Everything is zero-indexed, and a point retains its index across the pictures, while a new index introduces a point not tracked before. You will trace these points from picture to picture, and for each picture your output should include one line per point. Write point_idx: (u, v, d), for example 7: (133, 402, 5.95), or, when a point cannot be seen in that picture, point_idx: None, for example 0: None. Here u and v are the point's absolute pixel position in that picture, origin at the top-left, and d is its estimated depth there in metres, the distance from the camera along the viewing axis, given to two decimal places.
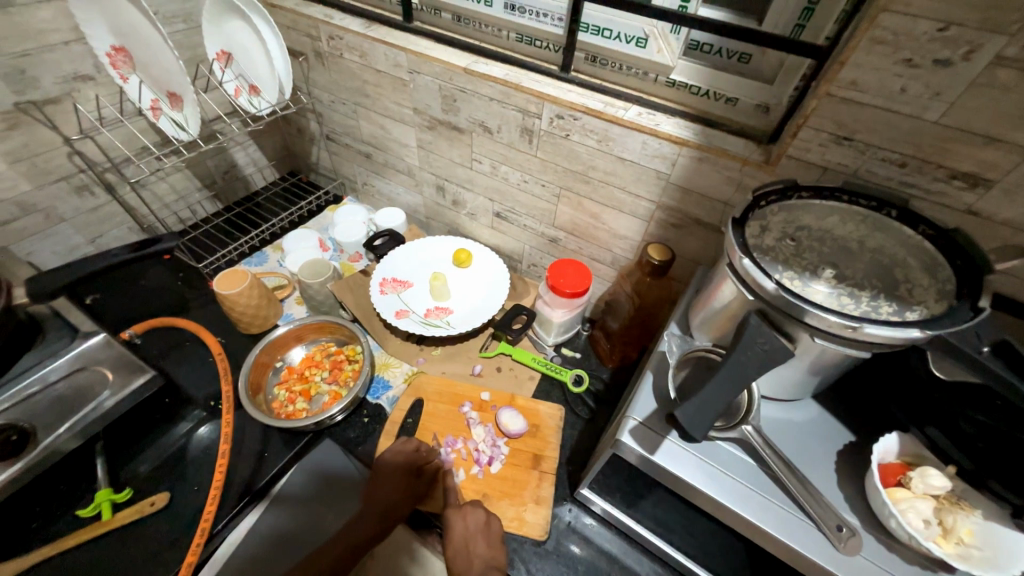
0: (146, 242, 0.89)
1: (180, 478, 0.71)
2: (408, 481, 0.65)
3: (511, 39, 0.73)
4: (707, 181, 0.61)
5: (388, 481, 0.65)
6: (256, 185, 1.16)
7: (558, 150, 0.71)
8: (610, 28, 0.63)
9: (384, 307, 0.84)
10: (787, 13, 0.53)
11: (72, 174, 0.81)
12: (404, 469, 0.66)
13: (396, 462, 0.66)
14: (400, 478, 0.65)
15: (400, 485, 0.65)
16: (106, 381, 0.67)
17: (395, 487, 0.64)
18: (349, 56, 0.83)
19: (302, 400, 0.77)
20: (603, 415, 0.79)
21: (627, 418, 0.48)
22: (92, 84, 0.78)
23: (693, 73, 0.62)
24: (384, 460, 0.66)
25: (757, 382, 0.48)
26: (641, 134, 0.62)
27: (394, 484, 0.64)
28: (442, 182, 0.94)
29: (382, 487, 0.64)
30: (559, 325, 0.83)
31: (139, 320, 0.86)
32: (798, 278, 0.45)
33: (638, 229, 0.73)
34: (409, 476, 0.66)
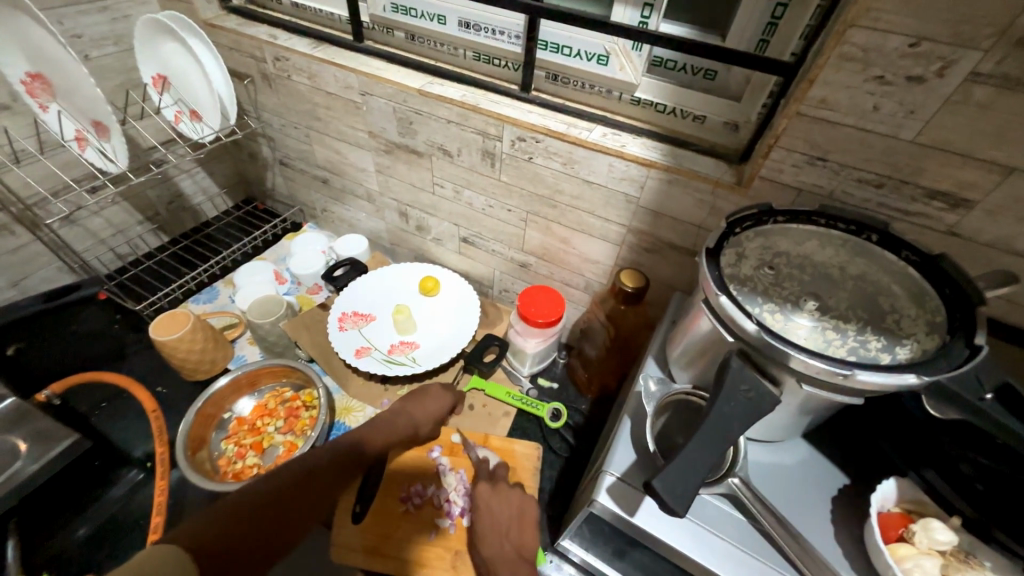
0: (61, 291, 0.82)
1: (110, 556, 0.63)
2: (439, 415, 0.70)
3: (468, 58, 0.69)
4: (678, 204, 0.58)
5: (425, 411, 0.69)
6: (207, 215, 1.08)
7: (522, 174, 0.67)
8: (569, 46, 0.60)
9: (343, 345, 0.78)
10: (750, 28, 0.51)
11: None
12: (448, 400, 0.72)
13: (441, 396, 0.72)
14: (435, 407, 0.70)
15: (430, 418, 0.69)
16: (17, 452, 0.60)
17: (427, 415, 0.68)
18: (297, 77, 0.78)
19: (252, 455, 0.70)
20: (584, 450, 0.74)
21: (603, 473, 0.43)
22: (5, 114, 0.70)
23: (659, 91, 0.59)
24: (426, 394, 0.71)
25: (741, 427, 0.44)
26: (606, 156, 0.58)
27: (429, 413, 0.69)
28: (404, 208, 0.89)
29: (415, 421, 0.67)
30: (534, 356, 0.78)
31: (62, 377, 0.76)
32: (780, 311, 0.41)
33: (610, 254, 0.70)
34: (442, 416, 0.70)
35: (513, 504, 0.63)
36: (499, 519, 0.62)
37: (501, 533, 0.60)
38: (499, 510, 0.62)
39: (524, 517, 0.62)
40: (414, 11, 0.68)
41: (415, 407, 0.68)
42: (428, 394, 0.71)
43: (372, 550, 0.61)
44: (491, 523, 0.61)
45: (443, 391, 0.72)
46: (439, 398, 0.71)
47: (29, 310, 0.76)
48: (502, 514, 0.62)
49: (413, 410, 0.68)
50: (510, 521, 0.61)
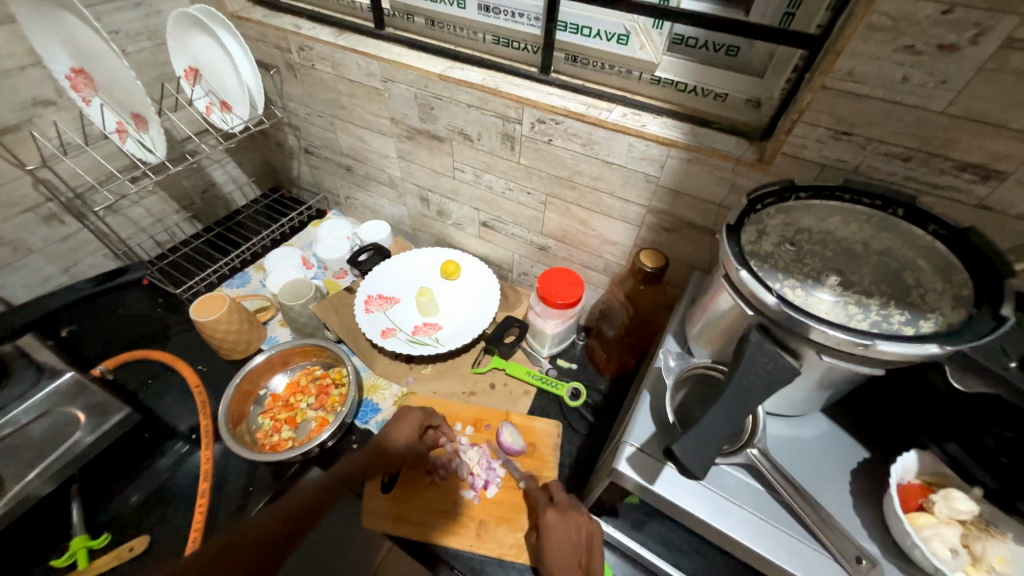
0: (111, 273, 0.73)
1: (161, 520, 0.68)
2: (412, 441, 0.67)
3: (487, 42, 0.70)
4: (699, 183, 0.58)
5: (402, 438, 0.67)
6: (237, 203, 1.12)
7: (541, 156, 0.68)
8: (589, 26, 0.60)
9: (369, 326, 0.81)
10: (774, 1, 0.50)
11: (39, 204, 0.78)
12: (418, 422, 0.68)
13: (413, 416, 0.69)
14: (408, 432, 0.67)
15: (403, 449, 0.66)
16: (78, 422, 0.65)
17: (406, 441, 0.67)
18: (321, 66, 0.80)
19: (287, 430, 0.74)
20: (603, 429, 0.76)
21: (624, 444, 0.45)
22: (53, 109, 0.75)
23: (679, 69, 0.58)
24: (394, 424, 0.67)
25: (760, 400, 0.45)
26: (627, 136, 0.58)
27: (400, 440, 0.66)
28: (426, 193, 0.91)
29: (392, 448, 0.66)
30: (553, 337, 0.80)
31: (113, 355, 0.82)
32: (801, 286, 0.42)
33: (629, 235, 0.70)
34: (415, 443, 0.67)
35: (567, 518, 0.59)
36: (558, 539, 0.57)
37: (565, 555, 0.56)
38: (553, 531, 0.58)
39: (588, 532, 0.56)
40: None
41: (388, 440, 0.66)
42: (401, 418, 0.68)
43: (400, 518, 0.64)
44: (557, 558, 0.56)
45: (410, 412, 0.69)
46: (413, 421, 0.68)
47: (77, 293, 0.68)
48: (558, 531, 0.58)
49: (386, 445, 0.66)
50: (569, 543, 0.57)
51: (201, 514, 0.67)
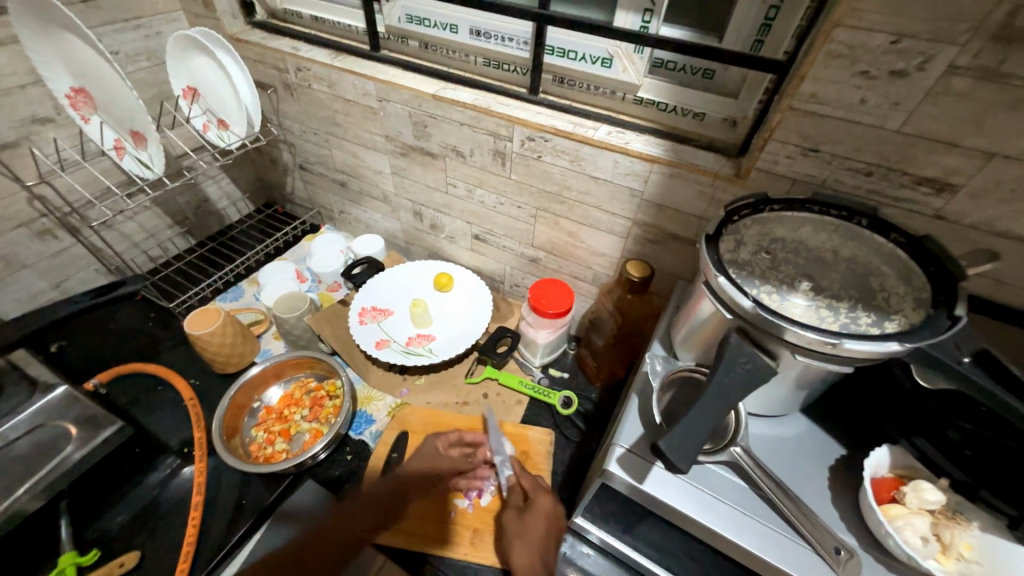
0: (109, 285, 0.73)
1: (151, 535, 0.67)
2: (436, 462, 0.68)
3: (478, 64, 0.74)
4: (681, 196, 0.61)
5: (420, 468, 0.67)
6: (231, 219, 1.14)
7: (531, 172, 0.71)
8: (575, 50, 0.64)
9: (363, 338, 0.82)
10: (745, 29, 0.55)
11: (33, 219, 0.79)
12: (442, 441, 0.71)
13: (436, 441, 0.71)
14: (432, 453, 0.69)
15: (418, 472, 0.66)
16: (70, 436, 0.65)
17: (425, 470, 0.67)
18: (317, 86, 0.83)
19: (281, 442, 0.74)
20: (594, 436, 0.77)
21: (613, 445, 0.47)
22: (51, 127, 0.77)
23: (660, 91, 0.62)
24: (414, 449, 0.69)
25: (742, 400, 0.47)
26: (612, 153, 0.62)
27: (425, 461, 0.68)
28: (419, 208, 0.93)
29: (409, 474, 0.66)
30: (545, 346, 0.82)
31: (105, 368, 0.81)
32: (776, 292, 0.44)
33: (616, 246, 0.73)
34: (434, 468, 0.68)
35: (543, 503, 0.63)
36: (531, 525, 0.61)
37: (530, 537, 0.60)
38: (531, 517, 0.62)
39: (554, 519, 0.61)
40: (427, 21, 0.72)
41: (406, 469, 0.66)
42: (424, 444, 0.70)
43: (409, 535, 0.64)
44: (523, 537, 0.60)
45: (438, 440, 0.71)
46: (433, 451, 0.69)
47: (72, 307, 0.67)
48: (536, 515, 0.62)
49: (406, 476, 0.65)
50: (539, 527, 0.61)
51: (193, 528, 0.66)
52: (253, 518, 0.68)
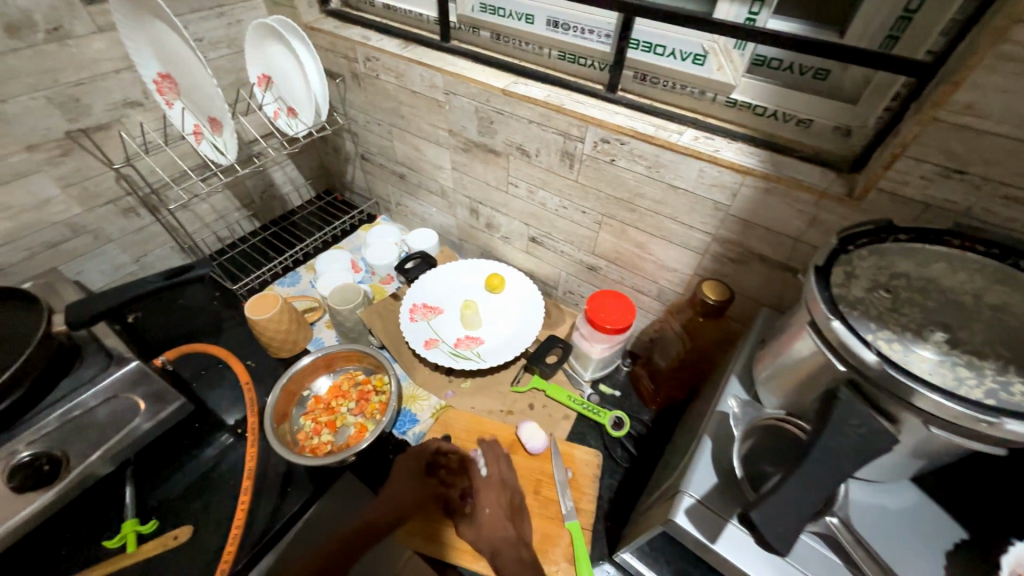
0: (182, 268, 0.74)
1: (203, 510, 0.70)
2: (422, 479, 0.67)
3: (553, 57, 0.70)
4: (775, 214, 0.54)
5: (414, 478, 0.67)
6: (293, 204, 1.17)
7: (601, 176, 0.66)
8: (663, 44, 0.58)
9: (413, 336, 0.81)
10: (875, 22, 0.47)
11: (119, 197, 0.84)
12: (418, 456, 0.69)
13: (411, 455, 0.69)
14: (412, 469, 0.68)
15: (412, 483, 0.67)
16: (137, 409, 0.65)
17: (416, 479, 0.67)
18: (385, 77, 0.81)
19: (326, 432, 0.74)
20: (646, 463, 0.72)
21: (682, 493, 0.42)
22: (139, 111, 0.81)
23: (760, 92, 0.56)
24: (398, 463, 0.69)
25: (860, 470, 0.40)
26: (698, 161, 0.56)
27: (406, 480, 0.68)
28: (476, 205, 0.90)
29: (402, 489, 0.67)
30: (598, 361, 0.77)
31: (172, 343, 0.86)
32: (899, 340, 0.37)
33: (689, 262, 0.66)
34: (425, 473, 0.68)
35: (496, 491, 0.67)
36: (492, 512, 0.65)
37: (502, 527, 0.63)
38: (488, 506, 0.65)
39: (513, 499, 0.66)
40: (502, 11, 0.69)
41: (394, 483, 0.68)
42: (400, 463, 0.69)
43: (431, 536, 0.62)
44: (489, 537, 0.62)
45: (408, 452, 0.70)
46: (421, 457, 0.69)
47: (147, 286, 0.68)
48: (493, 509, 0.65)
49: (395, 493, 0.67)
50: (501, 513, 0.65)
51: (243, 513, 0.68)
52: (309, 497, 0.72)
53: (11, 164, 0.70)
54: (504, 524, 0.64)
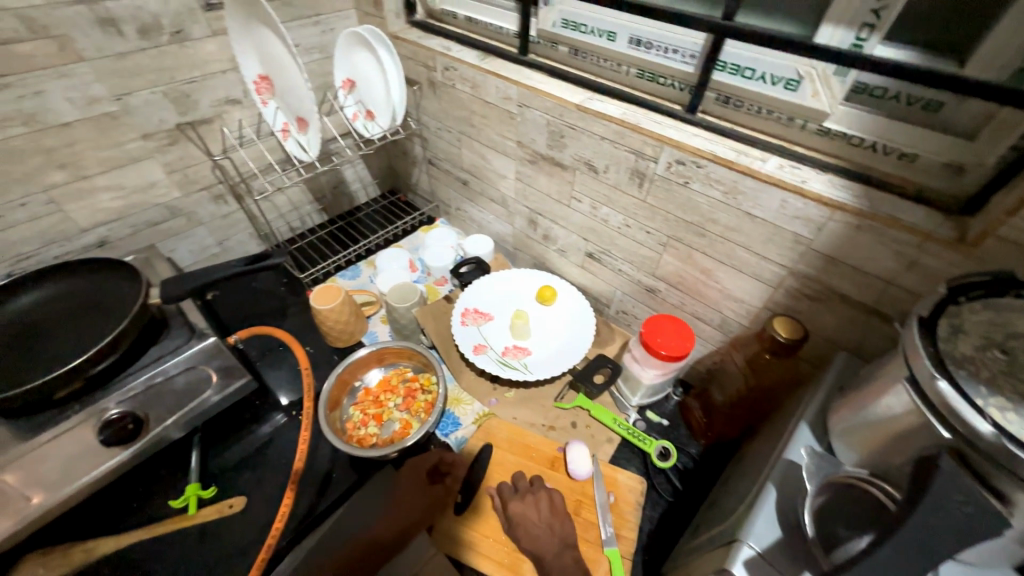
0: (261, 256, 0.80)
1: (256, 483, 0.75)
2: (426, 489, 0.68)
3: (630, 75, 0.69)
4: (865, 253, 0.50)
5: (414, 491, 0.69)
6: (359, 201, 1.23)
7: (671, 198, 0.64)
8: (752, 68, 0.56)
9: (463, 340, 0.82)
10: (996, 62, 0.43)
11: (212, 184, 0.92)
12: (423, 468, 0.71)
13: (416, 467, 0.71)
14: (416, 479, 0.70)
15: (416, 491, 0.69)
16: (210, 381, 0.72)
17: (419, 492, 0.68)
18: (461, 86, 0.84)
19: (373, 426, 0.76)
20: (691, 500, 0.69)
21: (740, 542, 0.39)
22: (238, 108, 0.89)
23: (859, 121, 0.52)
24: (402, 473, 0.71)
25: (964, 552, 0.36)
26: (781, 191, 0.53)
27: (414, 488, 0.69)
28: (535, 216, 0.91)
29: (406, 502, 0.68)
30: (648, 387, 0.74)
31: (242, 323, 0.92)
32: (1016, 410, 0.31)
33: (758, 294, 0.63)
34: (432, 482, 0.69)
35: (535, 496, 0.64)
36: (533, 516, 0.62)
37: (544, 532, 0.60)
38: (529, 510, 0.62)
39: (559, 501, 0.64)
40: (584, 27, 0.70)
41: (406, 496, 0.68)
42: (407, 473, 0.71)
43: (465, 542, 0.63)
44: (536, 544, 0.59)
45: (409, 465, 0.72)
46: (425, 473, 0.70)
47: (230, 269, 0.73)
48: (537, 516, 0.62)
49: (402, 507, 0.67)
50: (543, 517, 0.62)
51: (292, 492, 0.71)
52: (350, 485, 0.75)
53: (128, 150, 0.79)
54: (545, 530, 0.60)
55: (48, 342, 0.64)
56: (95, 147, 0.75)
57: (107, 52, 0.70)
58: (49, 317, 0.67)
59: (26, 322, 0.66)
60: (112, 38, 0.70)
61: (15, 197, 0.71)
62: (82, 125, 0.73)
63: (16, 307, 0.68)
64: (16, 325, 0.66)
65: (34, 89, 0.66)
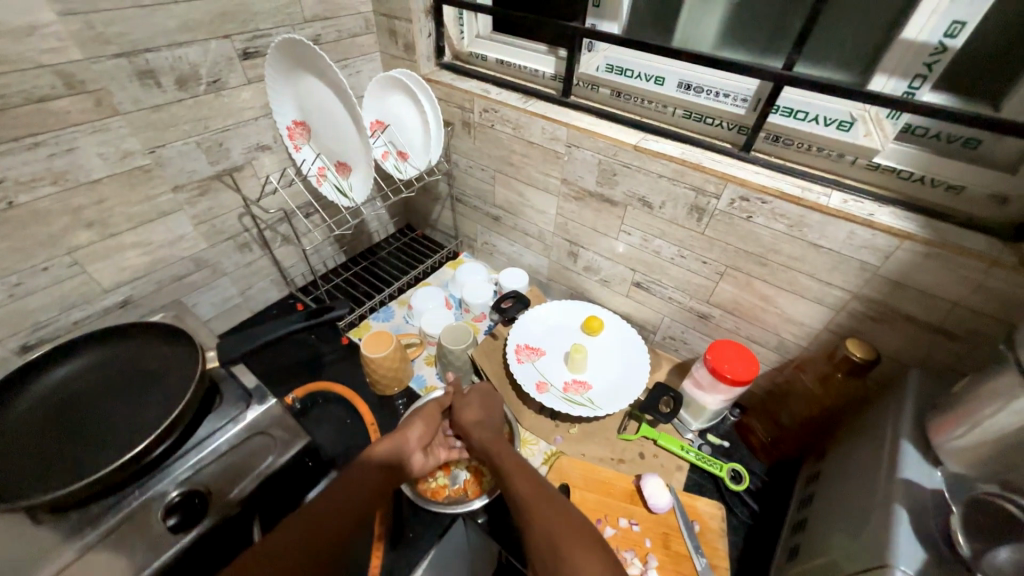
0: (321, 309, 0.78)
1: None
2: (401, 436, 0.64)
3: (677, 115, 0.73)
4: (933, 278, 0.55)
5: (424, 418, 0.68)
6: (377, 239, 1.20)
7: (732, 231, 0.68)
8: (805, 110, 0.61)
9: (524, 378, 0.81)
10: None
11: (239, 233, 0.88)
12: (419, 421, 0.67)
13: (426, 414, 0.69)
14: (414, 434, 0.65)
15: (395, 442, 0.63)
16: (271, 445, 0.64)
17: (429, 419, 0.68)
18: (501, 127, 0.85)
19: (443, 476, 0.74)
20: (770, 522, 0.70)
21: (894, 569, 0.40)
22: (268, 153, 0.86)
23: (907, 157, 0.58)
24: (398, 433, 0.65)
25: None
26: (849, 224, 0.57)
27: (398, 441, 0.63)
28: (576, 249, 0.92)
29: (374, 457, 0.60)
30: (713, 412, 0.76)
31: (278, 377, 0.87)
32: None
33: (819, 317, 0.67)
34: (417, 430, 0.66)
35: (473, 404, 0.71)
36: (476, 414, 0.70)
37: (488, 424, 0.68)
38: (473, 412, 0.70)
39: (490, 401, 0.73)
40: (630, 72, 0.74)
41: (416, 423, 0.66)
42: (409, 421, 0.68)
43: None
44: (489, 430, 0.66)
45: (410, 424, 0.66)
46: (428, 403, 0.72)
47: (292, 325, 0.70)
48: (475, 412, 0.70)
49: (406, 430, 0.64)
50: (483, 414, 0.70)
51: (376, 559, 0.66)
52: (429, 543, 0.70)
53: (158, 203, 0.74)
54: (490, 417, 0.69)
55: (96, 426, 0.58)
56: (123, 203, 0.70)
57: (143, 105, 0.66)
58: (96, 394, 0.61)
59: (65, 401, 0.60)
60: (149, 90, 0.66)
61: (37, 262, 0.64)
62: (112, 181, 0.67)
63: (47, 385, 0.61)
64: (53, 404, 0.60)
65: (67, 146, 0.61)
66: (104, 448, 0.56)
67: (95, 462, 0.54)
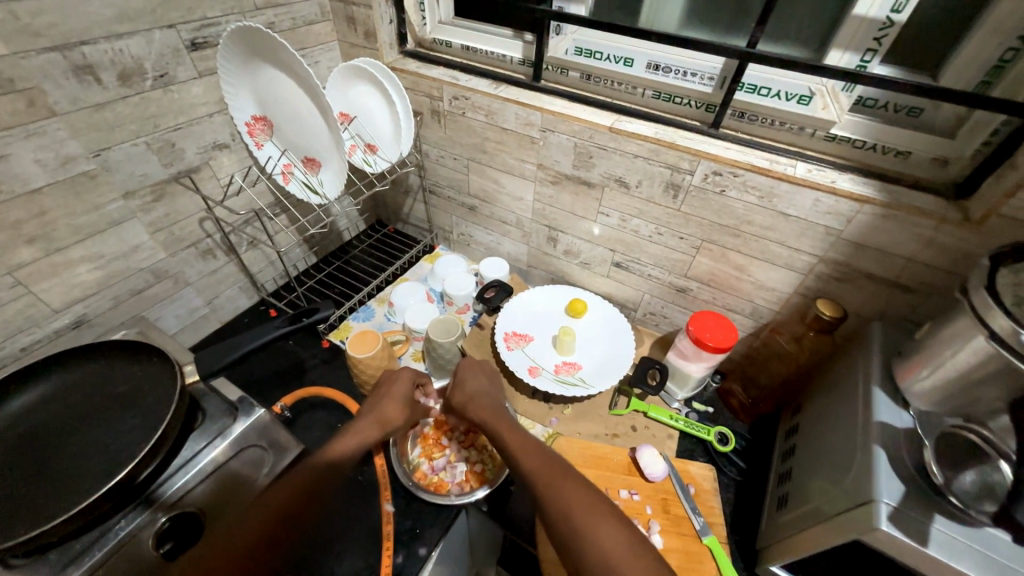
0: (301, 313, 0.75)
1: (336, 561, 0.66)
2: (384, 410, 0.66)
3: (646, 96, 0.74)
4: (891, 237, 0.60)
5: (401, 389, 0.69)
6: (348, 237, 1.16)
7: (707, 205, 0.70)
8: (769, 86, 0.64)
9: (515, 364, 0.82)
10: (967, 73, 0.54)
11: (200, 239, 0.83)
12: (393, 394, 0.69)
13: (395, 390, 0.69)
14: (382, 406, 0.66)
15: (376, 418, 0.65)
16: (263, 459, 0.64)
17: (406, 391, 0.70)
18: (473, 114, 0.84)
19: (445, 470, 0.74)
20: (756, 476, 0.75)
21: (877, 502, 0.45)
22: (226, 152, 0.80)
23: (860, 127, 0.62)
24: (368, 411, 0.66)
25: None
26: (814, 191, 0.61)
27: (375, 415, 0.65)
28: (555, 233, 0.93)
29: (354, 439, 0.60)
30: (696, 379, 0.80)
31: (258, 387, 0.83)
32: None
33: (789, 282, 0.72)
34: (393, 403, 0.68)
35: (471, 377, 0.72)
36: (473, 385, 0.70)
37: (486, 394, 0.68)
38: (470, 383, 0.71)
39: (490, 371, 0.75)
40: (599, 54, 0.74)
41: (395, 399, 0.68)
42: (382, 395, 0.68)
43: None
44: (476, 407, 0.66)
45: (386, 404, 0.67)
46: (404, 380, 0.71)
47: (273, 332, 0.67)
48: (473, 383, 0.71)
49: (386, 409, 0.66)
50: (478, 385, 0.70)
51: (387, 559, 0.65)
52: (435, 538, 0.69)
53: (107, 212, 0.68)
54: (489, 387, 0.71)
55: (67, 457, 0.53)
56: (68, 214, 0.63)
57: (82, 104, 0.60)
58: (60, 424, 0.56)
59: (25, 434, 0.55)
60: (89, 87, 0.60)
61: None
62: (53, 190, 0.61)
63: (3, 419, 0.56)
64: (11, 440, 0.54)
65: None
66: (80, 478, 0.52)
67: (73, 495, 0.50)
